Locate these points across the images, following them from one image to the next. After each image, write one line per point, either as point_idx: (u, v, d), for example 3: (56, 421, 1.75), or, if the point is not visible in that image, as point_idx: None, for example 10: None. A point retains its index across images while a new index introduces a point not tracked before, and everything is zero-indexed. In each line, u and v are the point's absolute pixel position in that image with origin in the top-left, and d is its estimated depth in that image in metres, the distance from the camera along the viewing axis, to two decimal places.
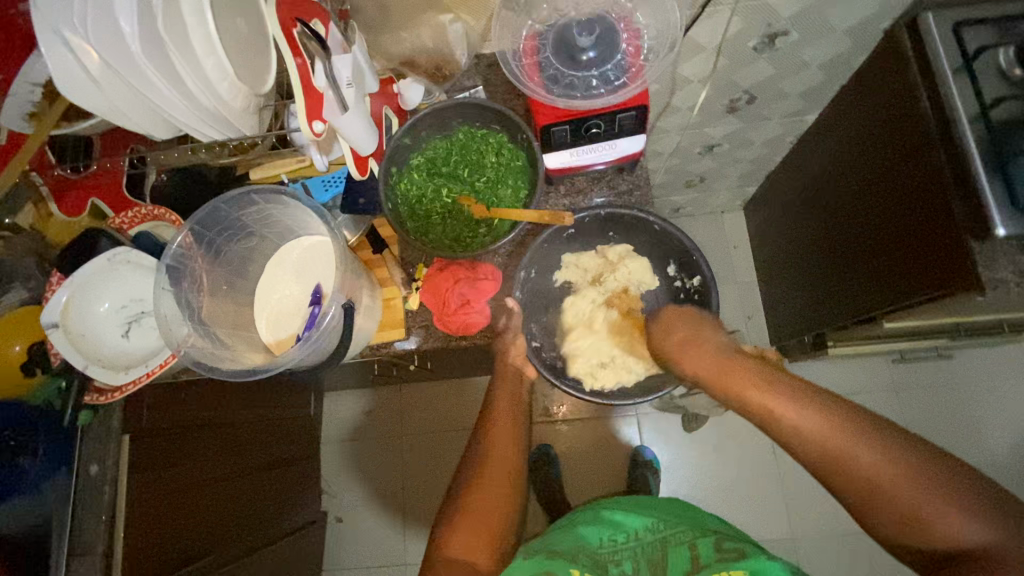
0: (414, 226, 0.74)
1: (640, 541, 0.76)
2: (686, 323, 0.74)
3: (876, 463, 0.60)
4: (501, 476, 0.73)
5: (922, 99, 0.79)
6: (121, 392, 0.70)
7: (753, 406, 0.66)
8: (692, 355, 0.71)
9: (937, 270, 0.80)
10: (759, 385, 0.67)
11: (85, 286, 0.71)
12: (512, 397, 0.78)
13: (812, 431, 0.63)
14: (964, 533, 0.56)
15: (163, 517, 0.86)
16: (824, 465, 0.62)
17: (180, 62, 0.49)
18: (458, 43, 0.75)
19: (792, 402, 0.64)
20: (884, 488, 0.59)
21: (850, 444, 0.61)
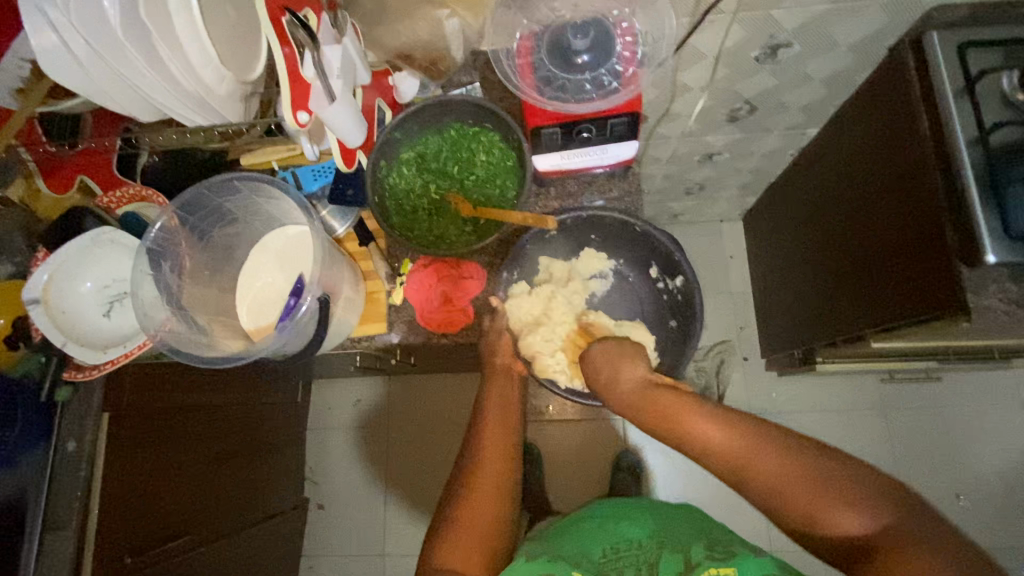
0: (400, 221, 0.74)
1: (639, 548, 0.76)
2: (611, 351, 0.71)
3: (777, 468, 0.60)
4: (498, 470, 0.69)
5: (922, 120, 0.78)
6: (100, 371, 0.70)
7: (667, 425, 0.64)
8: (611, 376, 0.69)
9: (927, 294, 0.79)
10: (663, 400, 0.65)
11: (66, 264, 0.71)
12: (501, 401, 0.74)
13: (721, 446, 0.62)
14: (857, 524, 0.56)
15: (142, 496, 0.87)
16: (733, 475, 0.62)
17: (163, 46, 0.49)
18: (454, 40, 0.74)
19: (705, 417, 0.63)
20: (787, 493, 0.59)
21: (756, 456, 0.60)
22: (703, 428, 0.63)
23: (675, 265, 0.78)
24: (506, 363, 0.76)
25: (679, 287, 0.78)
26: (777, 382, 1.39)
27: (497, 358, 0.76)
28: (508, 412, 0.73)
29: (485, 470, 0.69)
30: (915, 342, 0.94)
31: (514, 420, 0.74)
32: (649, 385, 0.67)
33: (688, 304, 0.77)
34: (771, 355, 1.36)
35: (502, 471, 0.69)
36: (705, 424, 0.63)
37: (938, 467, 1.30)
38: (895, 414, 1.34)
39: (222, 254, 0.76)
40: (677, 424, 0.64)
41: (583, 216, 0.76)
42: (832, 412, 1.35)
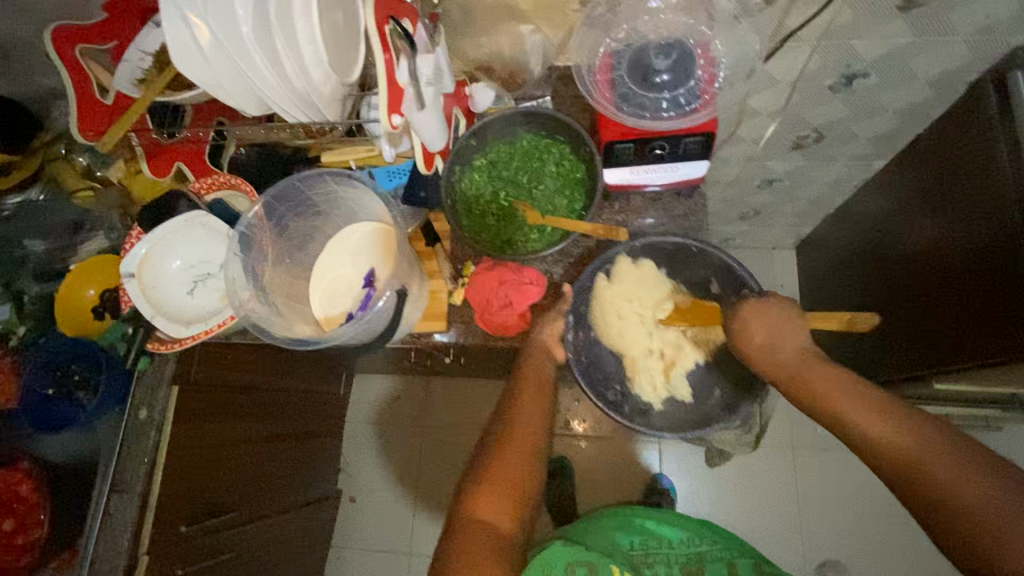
0: (470, 224, 0.78)
1: (674, 549, 0.83)
2: (767, 314, 0.66)
3: (923, 453, 0.54)
4: (525, 437, 0.70)
5: (1003, 159, 0.76)
6: (181, 345, 0.75)
7: (814, 393, 0.62)
8: (759, 316, 0.66)
9: (995, 334, 0.77)
10: (828, 376, 0.62)
11: (161, 242, 0.77)
12: (537, 375, 0.73)
13: (883, 434, 0.56)
14: None
15: (204, 462, 0.91)
16: (891, 465, 0.56)
17: (282, 47, 0.53)
18: (534, 53, 0.78)
19: (872, 408, 0.58)
20: (965, 503, 0.51)
21: (929, 454, 0.54)
22: (860, 401, 0.59)
23: (732, 271, 0.76)
24: (546, 341, 0.75)
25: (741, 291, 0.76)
26: None
27: (538, 336, 0.76)
28: (543, 387, 0.73)
29: (511, 439, 0.69)
30: (976, 386, 0.91)
31: (549, 390, 0.73)
32: (817, 364, 0.63)
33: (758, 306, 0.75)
34: None
35: (528, 445, 0.69)
36: (856, 403, 0.59)
37: None
38: None
39: (299, 244, 0.79)
40: (828, 399, 0.61)
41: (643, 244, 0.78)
42: None
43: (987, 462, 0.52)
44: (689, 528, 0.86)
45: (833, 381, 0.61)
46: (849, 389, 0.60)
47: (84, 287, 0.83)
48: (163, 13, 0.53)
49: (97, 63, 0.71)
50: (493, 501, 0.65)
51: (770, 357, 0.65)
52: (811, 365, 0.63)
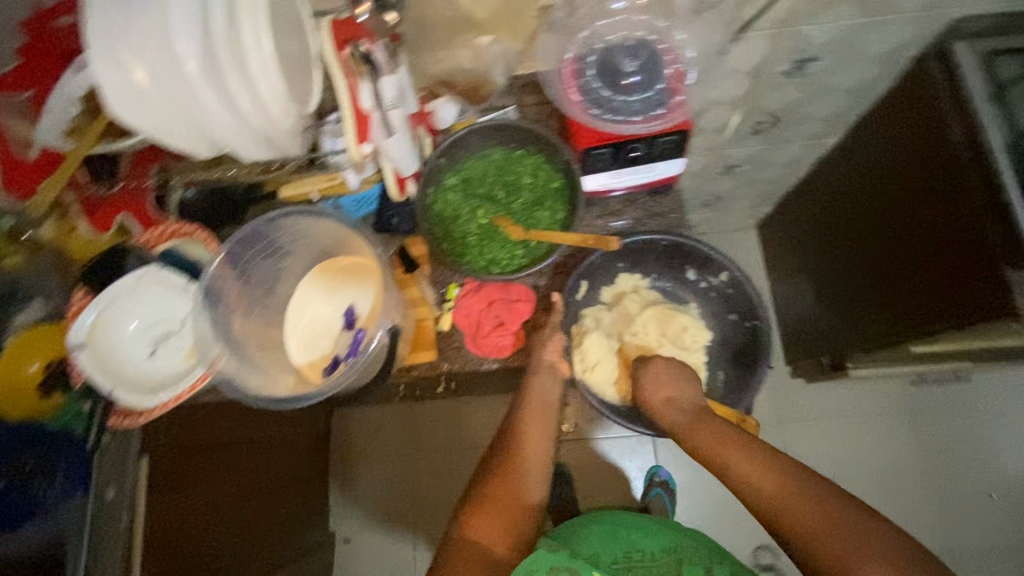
0: (450, 247, 0.75)
1: (656, 560, 0.74)
2: (670, 374, 0.75)
3: (793, 513, 0.59)
4: (531, 462, 0.70)
5: (952, 127, 0.79)
6: (147, 417, 0.67)
7: (724, 467, 0.66)
8: (659, 380, 0.74)
9: (967, 295, 0.80)
10: (713, 433, 0.68)
11: (112, 304, 0.69)
12: (542, 401, 0.74)
13: (802, 525, 0.58)
14: None
15: (193, 530, 0.84)
16: (822, 562, 0.56)
17: (235, 85, 0.47)
18: (496, 65, 0.74)
19: (787, 490, 0.61)
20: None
21: (847, 544, 0.55)
22: (747, 461, 0.64)
23: (716, 265, 0.81)
24: (551, 360, 0.75)
25: (726, 282, 0.81)
26: (803, 389, 1.40)
27: (545, 354, 0.75)
28: (547, 409, 0.74)
29: (510, 468, 0.70)
30: (953, 344, 0.95)
31: (549, 421, 0.74)
32: (695, 429, 0.69)
33: (744, 295, 0.81)
34: (796, 362, 1.36)
35: (527, 469, 0.70)
36: (739, 464, 0.64)
37: (968, 467, 1.31)
38: (923, 416, 1.34)
39: (265, 287, 0.73)
40: (710, 454, 0.67)
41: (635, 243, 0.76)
42: (858, 416, 1.36)
43: (858, 524, 0.56)
44: (674, 538, 0.77)
45: (705, 442, 0.67)
46: (733, 449, 0.66)
47: (23, 361, 0.71)
48: (92, 54, 0.48)
49: (13, 116, 0.64)
50: (488, 527, 0.65)
51: (670, 414, 0.72)
52: (697, 428, 0.69)
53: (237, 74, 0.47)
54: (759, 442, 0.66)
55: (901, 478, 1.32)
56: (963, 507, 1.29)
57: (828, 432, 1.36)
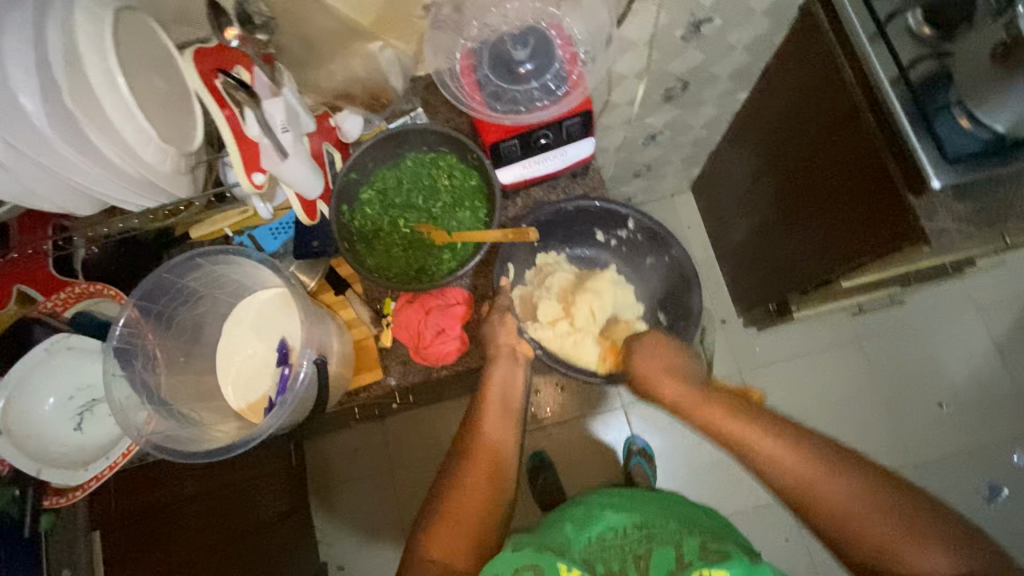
0: (376, 262, 0.72)
1: (627, 538, 0.68)
2: (666, 345, 0.76)
3: (865, 506, 0.59)
4: (490, 458, 0.74)
5: (845, 69, 0.82)
6: (84, 491, 0.64)
7: (734, 441, 0.68)
8: (670, 383, 0.73)
9: (882, 227, 0.84)
10: (753, 432, 0.67)
11: (24, 382, 0.65)
12: (501, 398, 0.75)
13: (792, 467, 0.63)
14: (926, 563, 0.56)
15: None
16: (796, 496, 0.63)
17: (95, 134, 0.45)
18: (392, 70, 0.72)
19: (780, 440, 0.65)
20: (849, 510, 0.60)
21: (831, 485, 0.61)
22: (800, 462, 0.63)
23: (620, 216, 0.79)
24: (511, 346, 0.74)
25: (633, 229, 0.81)
26: (758, 338, 1.44)
27: (500, 343, 0.73)
28: (508, 406, 0.75)
29: (472, 476, 0.72)
30: (880, 273, 1.00)
31: (511, 421, 0.76)
32: (795, 455, 0.64)
33: (653, 235, 0.81)
34: (746, 312, 1.40)
35: (489, 461, 0.73)
36: (844, 492, 0.60)
37: (917, 383, 1.39)
38: (870, 343, 1.41)
39: (192, 335, 0.70)
40: (776, 468, 0.64)
41: (546, 214, 0.76)
42: (813, 354, 1.42)
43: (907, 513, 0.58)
44: (643, 513, 0.72)
45: (821, 466, 0.62)
46: (808, 461, 0.63)
47: None
48: None
49: None
50: (448, 541, 0.67)
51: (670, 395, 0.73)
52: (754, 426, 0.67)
53: (89, 125, 0.44)
54: (775, 423, 0.67)
55: (858, 405, 1.38)
56: (919, 420, 1.37)
57: (787, 373, 1.42)
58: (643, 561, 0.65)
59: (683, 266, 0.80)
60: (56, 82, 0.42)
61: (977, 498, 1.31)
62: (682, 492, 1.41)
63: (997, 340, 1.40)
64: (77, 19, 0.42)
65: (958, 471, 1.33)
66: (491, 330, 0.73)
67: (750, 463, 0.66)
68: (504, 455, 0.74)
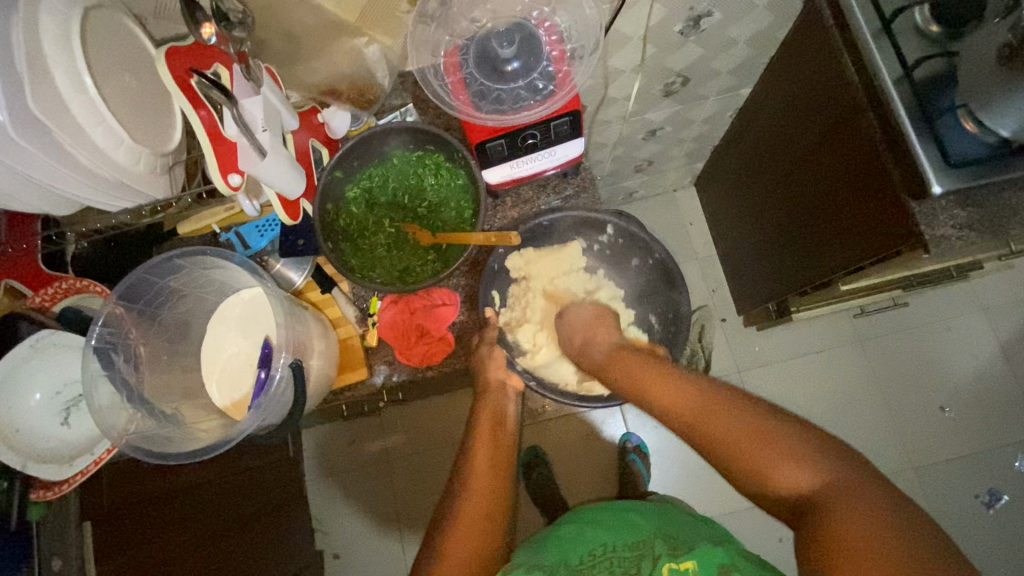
0: (360, 262, 0.71)
1: (617, 552, 0.67)
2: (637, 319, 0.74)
3: (743, 430, 0.59)
4: (485, 486, 0.69)
5: (848, 67, 0.79)
6: (69, 484, 0.66)
7: (634, 387, 0.67)
8: (590, 339, 0.74)
9: (882, 230, 0.82)
10: (644, 371, 0.68)
11: (10, 378, 0.66)
12: (495, 422, 0.74)
13: (681, 404, 0.63)
14: (800, 476, 0.55)
15: None
16: (689, 432, 0.62)
17: (67, 140, 0.45)
18: (378, 66, 0.71)
19: (666, 382, 0.65)
20: (738, 442, 0.58)
21: (717, 414, 0.61)
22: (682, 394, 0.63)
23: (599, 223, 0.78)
24: (500, 377, 0.74)
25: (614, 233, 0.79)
26: (757, 337, 1.43)
27: (490, 373, 0.74)
28: (500, 436, 0.73)
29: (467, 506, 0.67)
30: (880, 277, 0.97)
31: (504, 454, 0.72)
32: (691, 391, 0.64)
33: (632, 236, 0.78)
34: (746, 311, 1.38)
35: (485, 489, 0.69)
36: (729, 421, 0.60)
37: (918, 386, 1.37)
38: (871, 344, 1.39)
39: (178, 333, 0.71)
40: (674, 408, 0.63)
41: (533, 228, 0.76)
42: (812, 354, 1.40)
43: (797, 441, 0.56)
44: (635, 534, 0.70)
45: (710, 397, 0.62)
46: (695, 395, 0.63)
47: None
48: None
49: None
50: None
51: (587, 354, 0.73)
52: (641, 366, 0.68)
53: (56, 130, 0.43)
54: (676, 371, 0.67)
55: (857, 406, 1.37)
56: (920, 423, 1.35)
57: (786, 373, 1.40)
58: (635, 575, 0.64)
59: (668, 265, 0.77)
60: (21, 86, 0.41)
61: (977, 504, 1.29)
62: (676, 490, 1.40)
63: (1003, 343, 1.37)
64: (42, 20, 0.43)
65: (958, 476, 1.31)
66: (480, 363, 0.74)
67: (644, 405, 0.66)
68: (500, 483, 0.70)
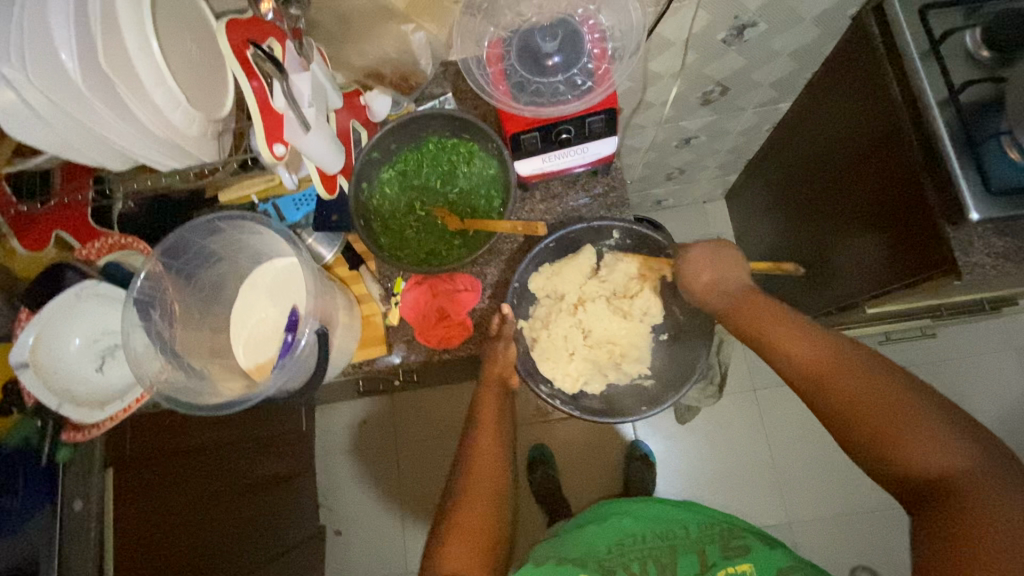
0: (388, 241, 0.73)
1: (646, 545, 0.75)
2: (713, 257, 0.72)
3: (862, 392, 0.57)
4: (490, 438, 0.72)
5: (892, 87, 0.78)
6: (97, 430, 0.69)
7: (758, 330, 0.66)
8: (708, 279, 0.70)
9: (914, 255, 0.80)
10: (815, 350, 0.61)
11: (51, 323, 0.70)
12: (495, 430, 0.73)
13: (805, 355, 0.61)
14: (928, 455, 0.52)
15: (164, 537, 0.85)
16: (806, 380, 0.61)
17: (130, 98, 0.48)
18: (422, 53, 0.74)
19: (795, 335, 0.63)
20: (851, 399, 0.57)
21: (842, 369, 0.59)
22: (866, 387, 0.57)
23: (602, 228, 0.75)
24: (501, 376, 0.75)
25: (621, 237, 0.76)
26: None
27: (496, 370, 0.75)
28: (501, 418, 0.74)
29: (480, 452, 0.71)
30: (907, 303, 0.95)
31: (506, 427, 0.74)
32: (882, 384, 0.56)
33: (644, 238, 0.75)
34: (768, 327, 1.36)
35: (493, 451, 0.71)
36: (936, 443, 0.52)
37: None
38: None
39: (212, 294, 0.74)
40: (855, 408, 0.57)
41: (558, 240, 0.75)
42: None
43: (1000, 481, 0.50)
44: (660, 522, 0.78)
45: (889, 389, 0.56)
46: (866, 380, 0.57)
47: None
48: None
49: None
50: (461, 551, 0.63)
51: (711, 295, 0.70)
52: (812, 345, 0.62)
53: (122, 86, 0.47)
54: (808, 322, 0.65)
55: None
56: None
57: None
58: (668, 566, 0.72)
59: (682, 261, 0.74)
60: (94, 42, 0.44)
61: None
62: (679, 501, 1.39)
63: None
64: None
65: None
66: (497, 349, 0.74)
67: (810, 392, 0.61)
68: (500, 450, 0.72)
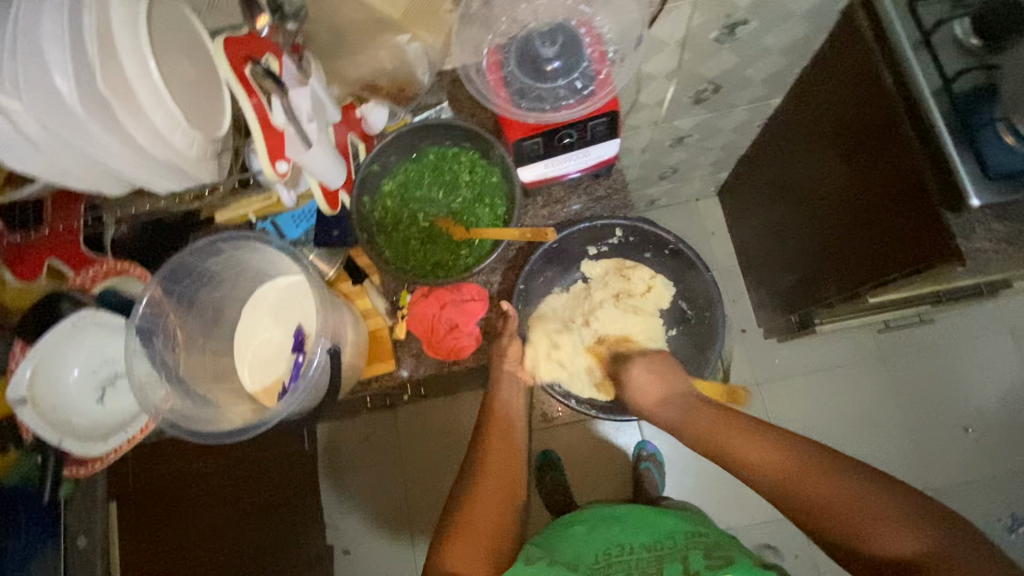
0: (393, 254, 0.73)
1: (634, 557, 0.69)
2: (660, 367, 0.79)
3: (831, 496, 0.63)
4: (499, 444, 0.77)
5: (885, 78, 0.79)
6: (104, 462, 0.68)
7: (723, 451, 0.72)
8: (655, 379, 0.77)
9: (914, 243, 0.81)
10: (786, 461, 0.67)
11: (47, 357, 0.67)
12: (508, 443, 0.77)
13: (773, 464, 0.68)
14: (899, 543, 0.58)
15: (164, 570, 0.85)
16: (776, 489, 0.67)
17: (127, 119, 0.46)
18: (419, 63, 0.70)
19: (762, 445, 0.69)
20: (822, 508, 0.63)
21: (813, 477, 0.65)
22: (840, 490, 0.63)
23: (605, 228, 0.77)
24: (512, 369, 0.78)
25: (623, 235, 0.78)
26: (779, 348, 1.41)
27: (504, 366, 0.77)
28: (509, 419, 0.79)
29: (489, 454, 0.76)
30: (908, 291, 0.96)
31: (515, 435, 0.78)
32: (847, 485, 0.63)
33: (646, 233, 0.78)
34: (767, 321, 1.36)
35: (504, 450, 0.77)
36: (901, 534, 0.58)
37: (942, 403, 1.34)
38: (895, 361, 1.37)
39: (212, 317, 0.72)
40: (829, 508, 0.62)
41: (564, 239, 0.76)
42: (834, 368, 1.39)
43: (958, 547, 0.56)
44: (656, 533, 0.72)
45: (853, 486, 0.63)
46: (832, 481, 0.64)
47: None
48: None
49: None
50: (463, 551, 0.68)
51: (665, 412, 0.77)
52: (779, 456, 0.68)
53: (118, 107, 0.45)
54: (759, 424, 0.72)
55: (878, 423, 1.35)
56: (943, 443, 1.33)
57: (806, 387, 1.39)
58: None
59: (686, 254, 0.77)
60: (91, 65, 0.43)
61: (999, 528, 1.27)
62: (689, 499, 1.39)
63: None
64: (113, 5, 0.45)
65: (978, 498, 1.29)
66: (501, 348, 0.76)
67: (790, 496, 0.65)
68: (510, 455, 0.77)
